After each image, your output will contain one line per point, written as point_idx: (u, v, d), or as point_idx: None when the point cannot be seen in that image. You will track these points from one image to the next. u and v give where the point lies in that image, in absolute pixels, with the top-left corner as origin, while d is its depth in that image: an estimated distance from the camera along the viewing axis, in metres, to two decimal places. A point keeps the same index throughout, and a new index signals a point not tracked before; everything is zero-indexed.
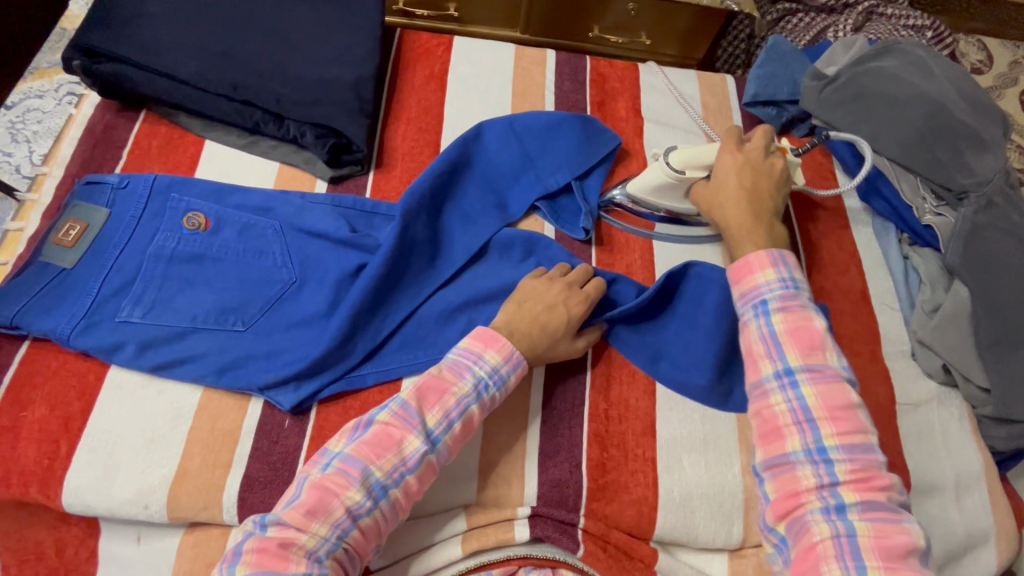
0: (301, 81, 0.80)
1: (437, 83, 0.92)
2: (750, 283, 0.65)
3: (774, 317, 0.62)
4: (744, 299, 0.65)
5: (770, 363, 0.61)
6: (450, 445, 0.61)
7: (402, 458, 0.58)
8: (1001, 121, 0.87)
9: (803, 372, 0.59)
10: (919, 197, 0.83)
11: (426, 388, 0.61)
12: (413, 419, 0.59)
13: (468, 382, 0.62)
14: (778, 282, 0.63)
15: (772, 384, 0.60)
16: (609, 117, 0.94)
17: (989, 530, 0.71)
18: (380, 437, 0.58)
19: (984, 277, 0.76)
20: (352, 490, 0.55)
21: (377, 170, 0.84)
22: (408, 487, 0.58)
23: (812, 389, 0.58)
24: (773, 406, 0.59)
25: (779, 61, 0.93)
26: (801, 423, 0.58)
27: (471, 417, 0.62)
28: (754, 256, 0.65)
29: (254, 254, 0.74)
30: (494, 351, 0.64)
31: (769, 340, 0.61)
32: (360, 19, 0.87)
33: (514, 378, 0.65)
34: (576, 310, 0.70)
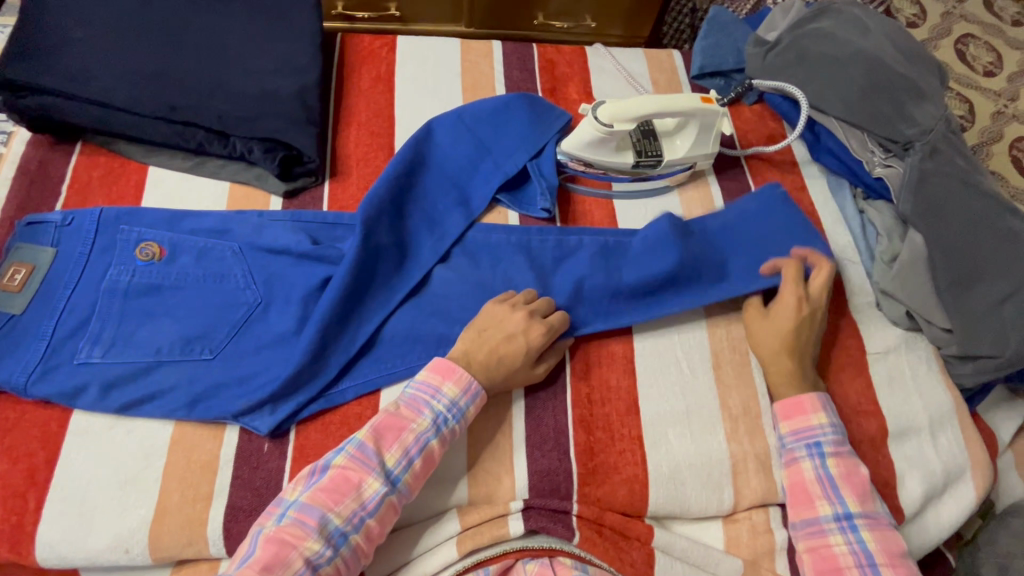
0: (243, 96, 0.78)
1: (385, 85, 0.91)
2: (802, 421, 0.67)
3: (827, 460, 0.65)
4: (797, 436, 0.67)
5: (828, 504, 0.64)
6: (412, 482, 0.61)
7: (361, 501, 0.58)
8: (938, 71, 0.90)
9: (860, 517, 0.63)
10: (868, 151, 0.85)
11: (383, 427, 0.61)
12: (371, 460, 0.59)
13: (427, 418, 0.62)
14: (830, 424, 0.67)
15: (831, 525, 0.63)
16: (562, 102, 0.94)
17: (965, 464, 0.73)
18: (337, 481, 0.58)
19: (937, 223, 0.78)
20: (310, 541, 0.55)
21: (333, 180, 0.82)
22: (368, 531, 0.58)
23: (870, 534, 0.62)
24: (832, 546, 0.62)
25: (722, 32, 0.96)
26: (863, 566, 0.61)
27: (433, 452, 0.62)
28: (807, 398, 0.68)
29: (215, 279, 0.71)
30: (452, 383, 0.64)
31: (825, 481, 0.64)
32: (298, 26, 0.85)
33: (473, 409, 0.65)
34: (536, 341, 0.68)
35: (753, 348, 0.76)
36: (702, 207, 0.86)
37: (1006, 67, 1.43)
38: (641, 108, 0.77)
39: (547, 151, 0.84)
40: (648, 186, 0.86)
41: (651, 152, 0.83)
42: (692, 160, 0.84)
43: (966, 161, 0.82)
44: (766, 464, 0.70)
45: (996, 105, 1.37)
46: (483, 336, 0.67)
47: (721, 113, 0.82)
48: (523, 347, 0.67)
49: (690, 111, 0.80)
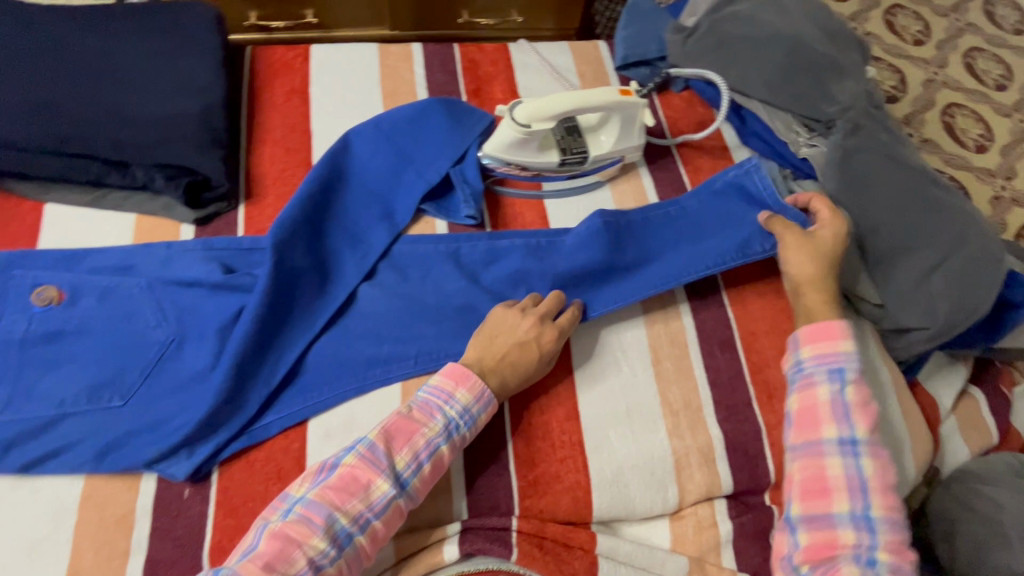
0: (140, 122, 0.74)
1: (299, 98, 0.87)
2: (829, 347, 0.67)
3: (847, 386, 0.65)
4: (819, 362, 0.67)
5: (835, 428, 0.64)
6: (419, 487, 0.60)
7: (369, 502, 0.57)
8: (858, 47, 0.90)
9: (863, 444, 0.63)
10: (793, 132, 0.86)
11: (394, 428, 0.60)
12: (380, 461, 0.58)
13: (439, 423, 0.61)
14: (856, 356, 0.67)
15: (833, 446, 0.63)
16: (487, 102, 0.91)
17: (905, 440, 0.73)
18: (345, 480, 0.57)
19: (862, 199, 0.78)
20: (316, 539, 0.54)
21: (247, 203, 0.78)
22: (374, 533, 0.57)
23: (868, 462, 0.63)
24: (829, 467, 0.63)
25: (642, 21, 0.94)
26: (854, 489, 0.62)
27: (441, 458, 0.61)
28: (838, 326, 0.68)
29: (123, 318, 0.67)
30: (465, 390, 0.63)
31: (838, 405, 0.65)
32: (197, 44, 0.81)
33: (485, 417, 0.64)
34: (548, 346, 0.68)
35: (691, 340, 0.76)
36: (635, 201, 0.85)
37: (934, 35, 1.45)
38: (557, 105, 0.76)
39: (470, 155, 0.81)
40: (578, 183, 0.84)
41: (574, 149, 0.81)
42: (620, 153, 0.83)
43: (890, 136, 0.82)
44: (710, 457, 0.69)
45: (926, 73, 1.39)
46: (491, 346, 0.67)
47: (642, 104, 0.81)
48: (534, 353, 0.67)
49: (608, 106, 0.79)
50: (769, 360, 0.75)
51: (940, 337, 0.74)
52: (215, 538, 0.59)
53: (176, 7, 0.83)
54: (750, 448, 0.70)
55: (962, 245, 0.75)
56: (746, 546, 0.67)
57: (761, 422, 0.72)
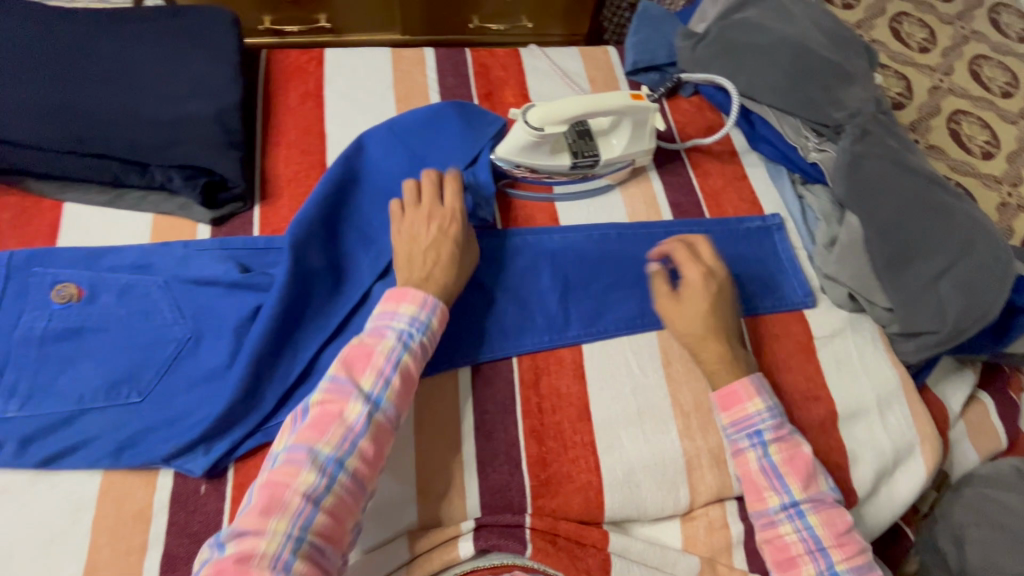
0: (155, 122, 0.74)
1: (314, 101, 0.88)
2: (741, 411, 0.67)
3: (770, 447, 0.66)
4: (737, 428, 0.67)
5: (776, 494, 0.65)
6: (395, 401, 0.60)
7: (348, 426, 0.57)
8: (864, 52, 0.91)
9: (805, 502, 0.64)
10: (802, 137, 0.86)
11: (351, 357, 0.61)
12: (346, 386, 0.59)
13: (391, 338, 0.62)
14: (767, 410, 0.67)
15: (779, 515, 0.64)
16: (498, 106, 0.92)
17: (914, 440, 0.74)
18: (319, 416, 0.57)
19: (873, 203, 0.79)
20: (304, 473, 0.54)
21: (262, 203, 0.79)
22: (364, 453, 0.57)
23: (816, 517, 0.64)
24: (784, 536, 0.64)
25: (651, 26, 0.95)
26: (813, 550, 0.63)
27: (406, 369, 0.62)
28: (742, 388, 0.68)
29: (140, 316, 0.68)
30: (408, 303, 0.64)
31: (769, 471, 0.65)
32: (213, 47, 0.82)
33: (436, 322, 0.65)
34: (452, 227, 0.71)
35: None
36: (645, 204, 0.86)
37: (939, 43, 1.46)
38: (570, 108, 0.77)
39: (482, 158, 0.82)
40: (589, 185, 0.85)
41: (587, 152, 0.82)
42: (632, 157, 0.84)
43: (897, 142, 0.83)
44: (720, 458, 0.69)
45: (932, 80, 1.40)
46: (412, 262, 0.69)
47: (653, 108, 0.83)
48: (448, 244, 0.69)
49: (621, 110, 0.80)
50: (778, 362, 0.76)
51: (951, 341, 0.74)
52: None
53: (192, 11, 0.84)
54: None
55: (969, 251, 0.76)
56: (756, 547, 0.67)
57: None
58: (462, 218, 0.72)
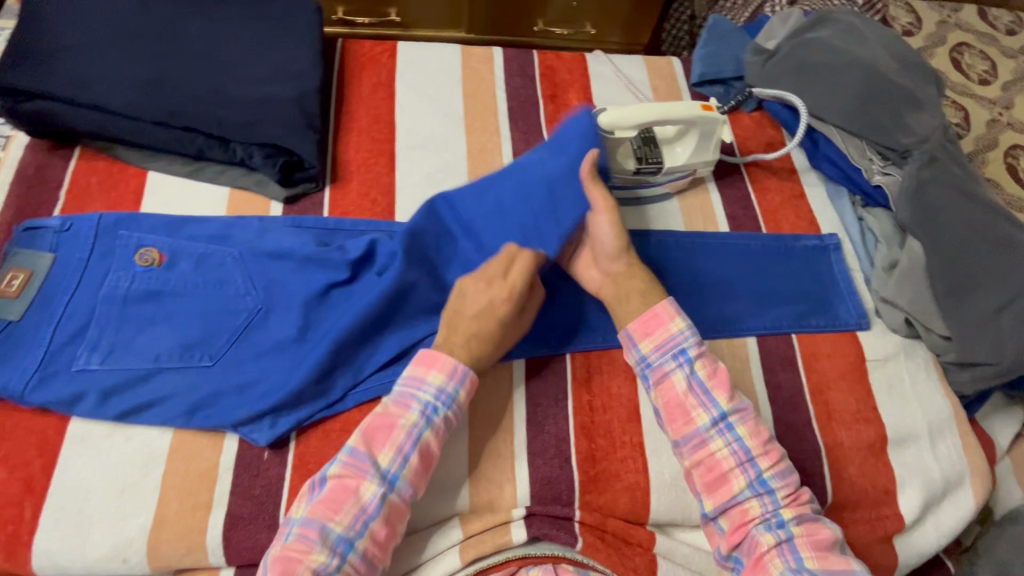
0: (242, 101, 0.78)
1: (385, 92, 0.91)
2: (665, 334, 0.66)
3: (696, 366, 0.65)
4: (662, 351, 0.66)
5: (703, 411, 0.64)
6: (411, 479, 0.61)
7: (362, 505, 0.58)
8: (934, 79, 0.90)
9: (732, 414, 0.64)
10: (866, 158, 0.86)
11: (372, 430, 0.62)
12: (363, 463, 0.60)
13: (415, 411, 0.62)
14: (689, 329, 0.67)
15: (710, 432, 0.63)
16: (562, 108, 0.94)
17: (963, 471, 0.74)
18: (336, 491, 0.59)
19: (935, 230, 0.78)
20: (314, 552, 0.56)
21: (332, 185, 0.82)
22: (375, 535, 0.59)
23: (742, 428, 0.64)
24: (716, 453, 0.63)
25: (721, 40, 0.96)
26: (742, 463, 0.63)
27: (427, 446, 0.62)
28: (661, 309, 0.67)
29: (215, 285, 0.71)
30: (436, 371, 0.64)
31: (696, 389, 0.65)
32: (297, 34, 0.85)
33: (464, 393, 0.65)
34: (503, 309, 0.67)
35: (754, 356, 0.77)
36: (702, 215, 0.86)
37: (1000, 76, 1.44)
38: (640, 115, 0.79)
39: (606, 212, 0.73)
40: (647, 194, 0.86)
41: (652, 158, 0.82)
42: (693, 167, 0.85)
43: (964, 170, 0.83)
44: None
45: (991, 113, 1.38)
46: (454, 328, 0.67)
47: (721, 120, 0.83)
48: (492, 323, 0.67)
49: (690, 119, 0.81)
50: (830, 382, 0.76)
51: (1009, 374, 0.73)
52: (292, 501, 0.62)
53: None
54: (806, 467, 0.72)
55: None
56: None
57: (821, 444, 0.73)
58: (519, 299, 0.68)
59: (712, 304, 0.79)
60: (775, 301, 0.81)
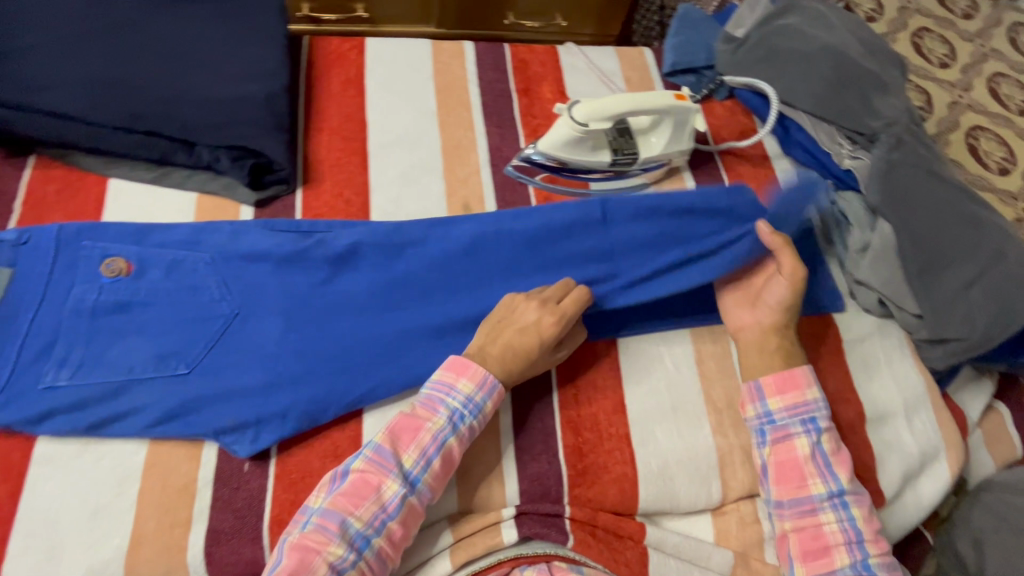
0: (207, 101, 0.75)
1: (355, 89, 0.89)
2: (797, 398, 0.68)
3: (823, 437, 0.67)
4: (791, 413, 0.68)
5: (821, 482, 0.65)
6: (431, 482, 0.61)
7: (382, 504, 0.58)
8: (898, 64, 0.92)
9: (849, 493, 0.65)
10: (836, 143, 0.88)
11: (398, 429, 0.61)
12: (388, 462, 0.59)
13: (442, 416, 0.62)
14: (822, 402, 0.68)
15: (823, 502, 0.65)
16: (536, 101, 0.93)
17: (939, 445, 0.76)
18: (357, 485, 0.58)
19: (905, 211, 0.80)
20: (333, 545, 0.55)
21: (305, 187, 0.80)
22: (392, 534, 0.58)
23: (858, 510, 0.64)
24: (824, 524, 0.64)
25: (692, 29, 0.97)
26: (850, 542, 0.63)
27: (450, 451, 0.62)
28: (800, 372, 0.69)
29: (187, 292, 0.69)
30: (466, 379, 0.63)
31: (819, 459, 0.66)
32: (260, 31, 0.82)
33: (491, 404, 0.64)
34: (548, 330, 0.67)
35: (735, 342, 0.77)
36: None
37: (959, 59, 1.48)
38: (616, 105, 0.78)
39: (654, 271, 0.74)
40: (624, 183, 0.86)
41: (627, 149, 0.83)
42: (668, 157, 0.85)
43: (928, 152, 0.85)
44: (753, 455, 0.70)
45: (951, 95, 1.41)
46: (494, 336, 0.67)
47: (694, 109, 0.84)
48: (534, 339, 0.66)
49: (664, 109, 0.81)
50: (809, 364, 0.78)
51: (979, 349, 0.75)
52: (275, 512, 0.61)
53: None
54: None
55: (999, 261, 0.77)
56: None
57: None
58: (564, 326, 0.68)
59: (694, 293, 0.79)
60: None
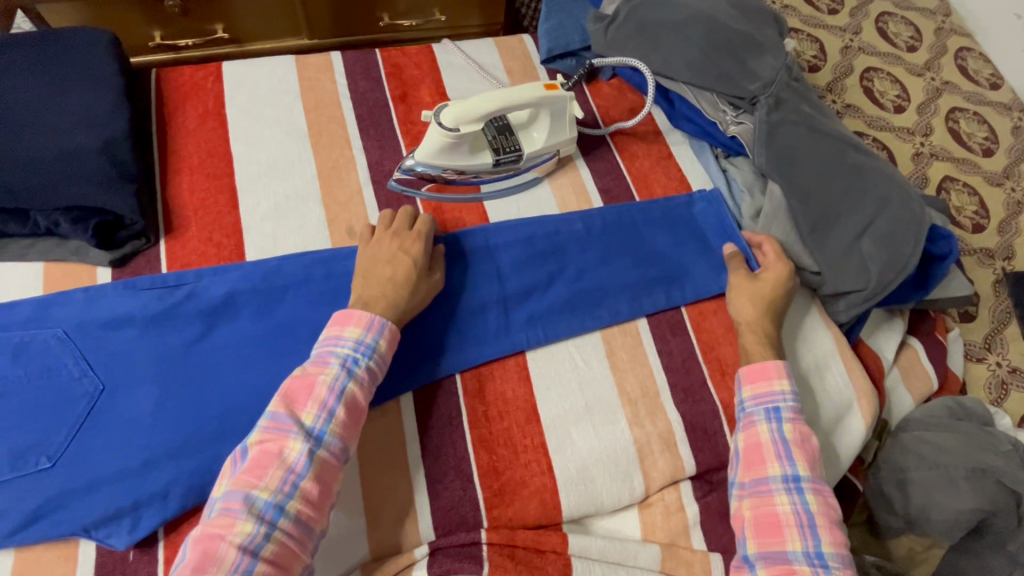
0: (35, 161, 0.68)
1: (215, 120, 0.83)
2: (765, 386, 0.68)
3: (785, 424, 0.66)
4: (758, 401, 0.67)
5: (779, 466, 0.64)
6: (340, 433, 0.58)
7: (288, 466, 0.55)
8: (773, 22, 0.92)
9: (808, 481, 0.63)
10: (720, 111, 0.86)
11: (292, 391, 0.58)
12: (286, 424, 0.56)
13: (334, 365, 0.60)
14: (791, 394, 0.68)
15: (779, 484, 0.63)
16: (414, 107, 0.89)
17: (851, 397, 0.77)
18: (258, 458, 0.55)
19: (791, 170, 0.80)
20: (239, 524, 0.52)
21: (168, 237, 0.73)
22: (308, 494, 0.55)
23: (815, 498, 0.62)
24: (778, 505, 0.62)
25: (562, 11, 0.95)
26: (803, 526, 0.61)
27: (353, 398, 0.59)
28: (772, 365, 0.69)
29: (42, 374, 0.62)
30: (352, 326, 0.62)
31: (779, 443, 0.65)
32: (89, 74, 0.75)
33: (384, 344, 0.63)
34: (413, 248, 0.70)
35: (644, 328, 0.76)
36: (575, 193, 0.85)
37: (847, 3, 1.47)
38: (481, 106, 0.75)
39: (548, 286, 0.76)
40: (515, 181, 0.84)
41: (508, 148, 0.81)
42: (555, 147, 0.83)
43: (812, 108, 0.85)
44: (670, 441, 0.70)
45: (843, 40, 1.41)
46: (369, 278, 0.67)
47: (568, 97, 0.82)
48: (406, 263, 0.68)
49: (537, 101, 0.79)
50: (718, 339, 0.77)
51: (875, 297, 0.77)
52: None
53: (63, 35, 0.77)
54: (709, 427, 0.71)
55: (885, 206, 0.78)
56: (713, 525, 0.68)
57: (717, 401, 0.73)
58: (426, 240, 0.71)
59: (595, 287, 0.77)
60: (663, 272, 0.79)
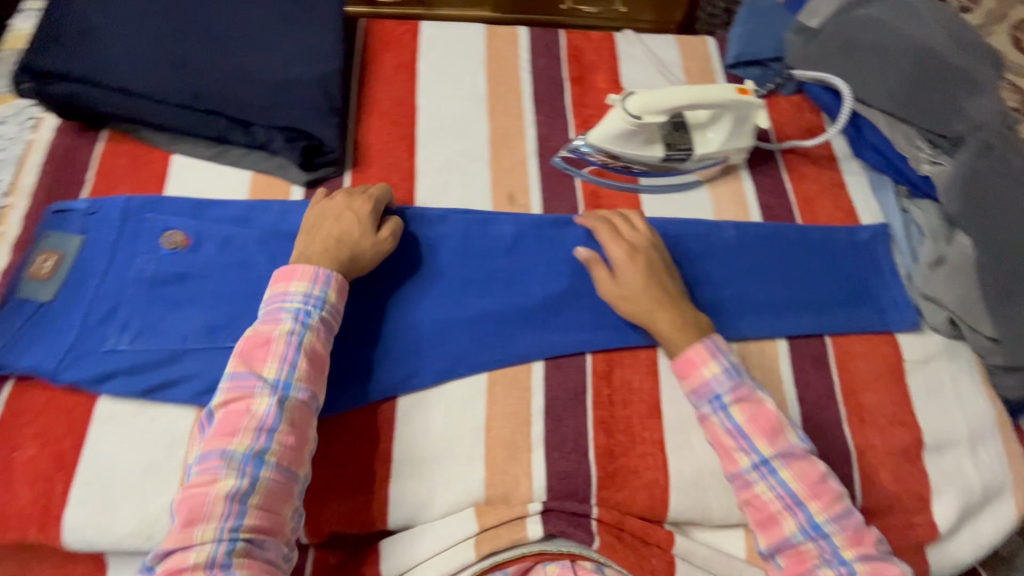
0: (260, 83, 0.77)
1: (407, 73, 0.89)
2: (698, 379, 0.64)
3: (730, 410, 0.62)
4: (699, 396, 0.64)
5: (745, 454, 0.61)
6: (304, 380, 0.60)
7: (257, 420, 0.57)
8: (992, 61, 0.84)
9: (776, 457, 0.60)
10: (914, 146, 0.81)
11: (247, 351, 0.60)
12: (247, 380, 0.58)
13: (287, 320, 0.62)
14: (725, 376, 0.63)
15: (751, 474, 0.61)
16: (589, 90, 0.91)
17: (1005, 480, 0.70)
18: (226, 417, 0.57)
19: (987, 225, 0.74)
20: (220, 478, 0.54)
21: (353, 170, 0.81)
22: (284, 441, 0.57)
23: (789, 471, 0.60)
24: (761, 495, 0.61)
25: (760, 19, 0.93)
26: (791, 504, 0.59)
27: (313, 348, 0.62)
28: (694, 352, 0.64)
29: (238, 267, 0.71)
30: (297, 280, 0.64)
31: (736, 434, 0.62)
32: (317, 15, 0.84)
33: (333, 292, 0.64)
34: (360, 208, 0.71)
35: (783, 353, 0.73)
36: (734, 203, 0.83)
37: None
38: (669, 98, 0.76)
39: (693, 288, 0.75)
40: (676, 180, 0.84)
41: (680, 145, 0.81)
42: (725, 154, 0.82)
43: None
44: None
45: None
46: (313, 236, 0.68)
47: (757, 105, 0.81)
48: (350, 220, 0.69)
49: (724, 103, 0.79)
50: (862, 383, 0.72)
51: None
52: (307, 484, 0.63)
53: None
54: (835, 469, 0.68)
55: None
56: None
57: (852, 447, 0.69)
58: (372, 205, 0.72)
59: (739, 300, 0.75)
60: (814, 302, 0.76)
